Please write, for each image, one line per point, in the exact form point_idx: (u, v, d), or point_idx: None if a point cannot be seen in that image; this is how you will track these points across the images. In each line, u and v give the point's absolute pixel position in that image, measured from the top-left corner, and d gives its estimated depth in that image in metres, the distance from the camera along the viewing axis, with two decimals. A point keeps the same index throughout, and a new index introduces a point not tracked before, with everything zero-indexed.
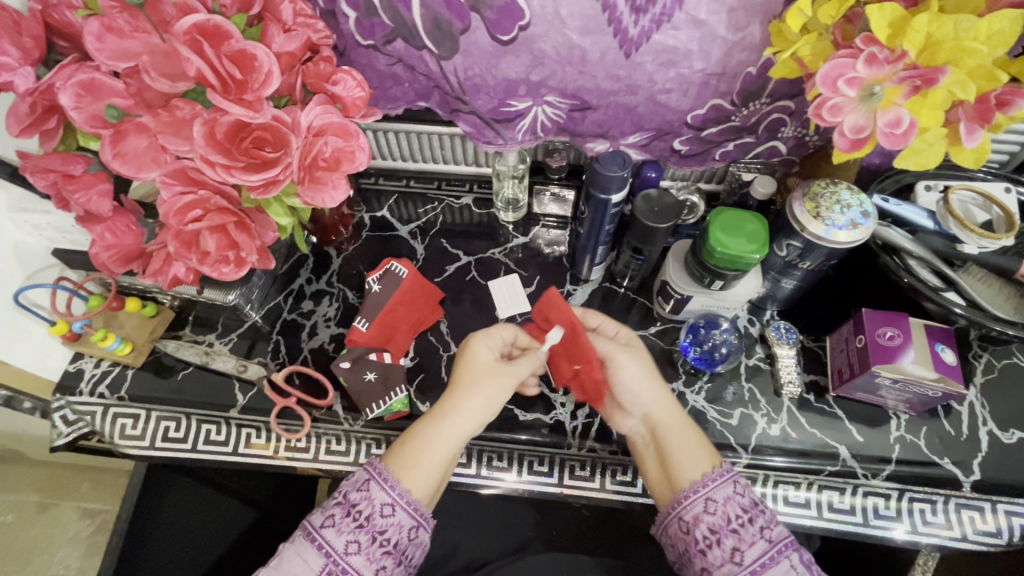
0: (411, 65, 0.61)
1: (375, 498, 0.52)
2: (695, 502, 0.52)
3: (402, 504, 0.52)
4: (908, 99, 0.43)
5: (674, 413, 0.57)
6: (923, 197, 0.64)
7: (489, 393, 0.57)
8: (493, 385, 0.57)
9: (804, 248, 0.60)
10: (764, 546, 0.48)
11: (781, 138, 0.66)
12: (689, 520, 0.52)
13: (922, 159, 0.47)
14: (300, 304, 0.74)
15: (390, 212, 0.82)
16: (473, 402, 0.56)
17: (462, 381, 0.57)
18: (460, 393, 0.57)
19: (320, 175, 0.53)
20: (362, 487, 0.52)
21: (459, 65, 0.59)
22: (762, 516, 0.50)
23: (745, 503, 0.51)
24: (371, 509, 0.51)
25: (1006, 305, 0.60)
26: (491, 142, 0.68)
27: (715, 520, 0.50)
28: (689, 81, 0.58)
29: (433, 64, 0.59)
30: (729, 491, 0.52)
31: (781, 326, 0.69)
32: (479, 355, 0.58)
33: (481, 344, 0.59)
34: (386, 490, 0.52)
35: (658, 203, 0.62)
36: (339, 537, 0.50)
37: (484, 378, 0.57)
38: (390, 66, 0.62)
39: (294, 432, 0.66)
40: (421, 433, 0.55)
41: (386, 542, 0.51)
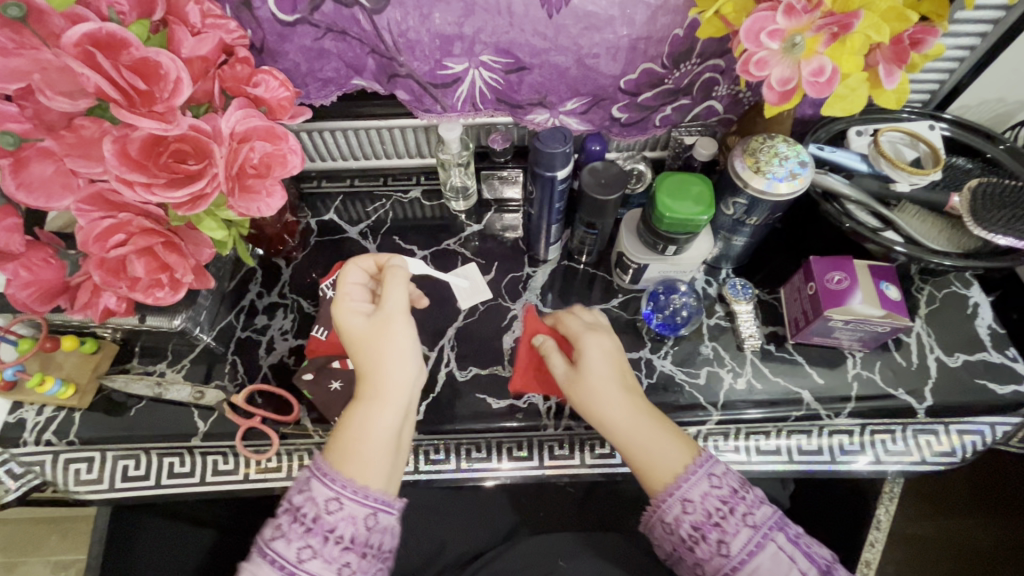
0: (342, 32, 0.58)
1: (319, 496, 0.49)
2: (672, 504, 0.51)
3: (349, 494, 0.50)
4: (828, 47, 0.44)
5: (642, 411, 0.55)
6: (855, 142, 0.66)
7: (381, 351, 0.55)
8: (387, 346, 0.55)
9: (750, 204, 0.61)
10: (748, 533, 0.49)
11: (716, 97, 0.66)
12: (671, 521, 0.51)
13: (848, 104, 0.48)
14: (253, 320, 0.71)
15: (338, 215, 0.80)
16: (378, 372, 0.54)
17: (359, 354, 0.55)
18: (364, 368, 0.55)
19: (251, 183, 0.50)
20: (305, 487, 0.50)
21: (392, 21, 0.56)
22: (739, 502, 0.50)
23: (723, 496, 0.50)
24: (317, 510, 0.49)
25: (940, 236, 0.63)
26: (429, 109, 0.66)
27: (694, 519, 0.50)
28: (616, 46, 0.58)
29: (365, 19, 0.56)
30: (705, 487, 0.50)
31: (736, 282, 0.70)
32: (351, 324, 0.56)
33: (347, 313, 0.57)
34: (328, 485, 0.50)
35: (604, 175, 0.62)
36: (291, 546, 0.48)
37: (374, 342, 0.55)
38: (318, 40, 0.58)
39: (263, 452, 0.65)
40: (351, 418, 0.53)
41: (342, 538, 0.48)
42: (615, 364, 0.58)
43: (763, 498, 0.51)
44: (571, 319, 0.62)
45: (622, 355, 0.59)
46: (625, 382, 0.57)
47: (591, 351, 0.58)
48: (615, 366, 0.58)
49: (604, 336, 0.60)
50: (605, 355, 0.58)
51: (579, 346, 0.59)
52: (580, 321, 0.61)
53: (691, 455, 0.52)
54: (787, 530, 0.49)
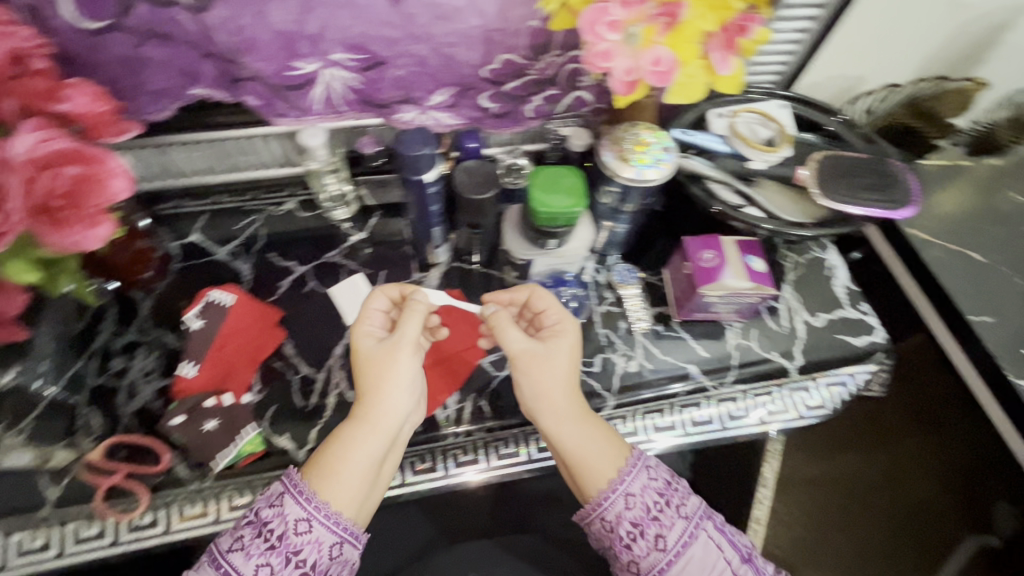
0: (166, 35, 0.52)
1: (290, 514, 0.48)
2: (617, 500, 0.51)
3: (320, 518, 0.49)
4: (665, 36, 0.45)
5: (589, 412, 0.56)
6: (714, 123, 0.69)
7: (387, 376, 0.54)
8: (397, 377, 0.54)
9: (622, 191, 0.63)
10: (682, 526, 0.50)
11: (583, 87, 0.67)
12: (612, 519, 0.51)
13: (691, 92, 0.49)
14: (108, 363, 0.63)
15: (203, 234, 0.73)
16: (380, 396, 0.53)
17: (363, 376, 0.55)
18: (366, 391, 0.54)
19: (62, 214, 0.44)
20: (275, 502, 0.49)
21: (222, 18, 0.51)
22: (676, 496, 0.52)
23: (660, 490, 0.52)
24: (284, 527, 0.48)
25: (794, 207, 0.67)
26: (284, 113, 0.62)
27: (635, 514, 0.51)
28: (471, 36, 0.57)
29: (190, 23, 0.51)
30: (643, 480, 0.52)
31: (622, 269, 0.73)
32: (362, 346, 0.56)
33: (362, 336, 0.57)
34: (301, 502, 0.49)
35: (477, 174, 0.61)
36: (249, 561, 0.46)
37: (381, 370, 0.54)
38: (138, 48, 0.52)
39: (131, 511, 0.57)
40: (337, 437, 0.53)
41: (302, 564, 0.48)
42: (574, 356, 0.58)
43: (690, 491, 0.53)
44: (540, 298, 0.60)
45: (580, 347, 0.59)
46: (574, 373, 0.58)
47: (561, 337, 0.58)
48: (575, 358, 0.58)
49: (566, 324, 0.59)
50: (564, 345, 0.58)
51: (551, 329, 0.59)
52: (559, 305, 0.60)
53: (625, 454, 0.54)
54: (714, 520, 0.52)
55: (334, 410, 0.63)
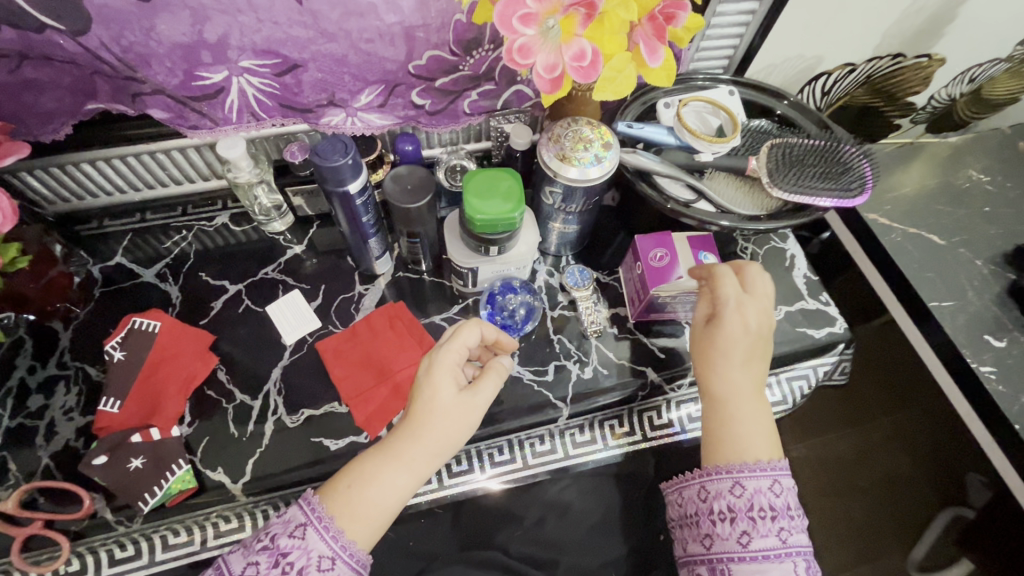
0: (45, 54, 0.48)
1: (313, 547, 0.44)
2: (724, 481, 0.49)
3: (345, 558, 0.44)
4: (586, 28, 0.41)
5: (756, 400, 0.53)
6: (664, 115, 0.66)
7: (447, 432, 0.48)
8: (445, 425, 0.48)
9: (565, 193, 0.59)
10: (776, 543, 0.46)
11: (522, 81, 0.63)
12: (711, 490, 0.50)
13: (619, 87, 0.45)
14: (25, 404, 0.59)
15: (126, 257, 0.68)
16: (427, 447, 0.47)
17: (418, 414, 0.48)
18: (416, 433, 0.47)
19: None
20: (297, 533, 0.44)
21: (106, 36, 0.47)
22: (787, 518, 0.47)
23: (776, 503, 0.48)
24: (306, 562, 0.43)
25: (744, 199, 0.65)
26: (197, 126, 0.58)
27: (736, 502, 0.48)
28: (389, 32, 0.53)
29: (69, 43, 0.47)
30: (767, 483, 0.48)
31: (575, 270, 0.69)
32: (442, 388, 0.48)
33: (444, 372, 0.49)
34: (327, 540, 0.44)
35: (408, 181, 0.57)
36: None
37: (442, 417, 0.48)
38: (16, 70, 0.48)
39: (52, 561, 0.54)
40: (360, 469, 0.47)
41: None
42: (750, 340, 0.53)
43: (805, 528, 0.48)
44: (726, 282, 0.54)
45: (768, 330, 0.54)
46: (751, 354, 0.54)
47: (732, 318, 0.53)
48: (746, 345, 0.53)
49: (762, 301, 0.54)
50: (751, 324, 0.53)
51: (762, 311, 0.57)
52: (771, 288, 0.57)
53: (772, 457, 0.50)
54: (808, 565, 0.47)
55: (272, 435, 0.59)
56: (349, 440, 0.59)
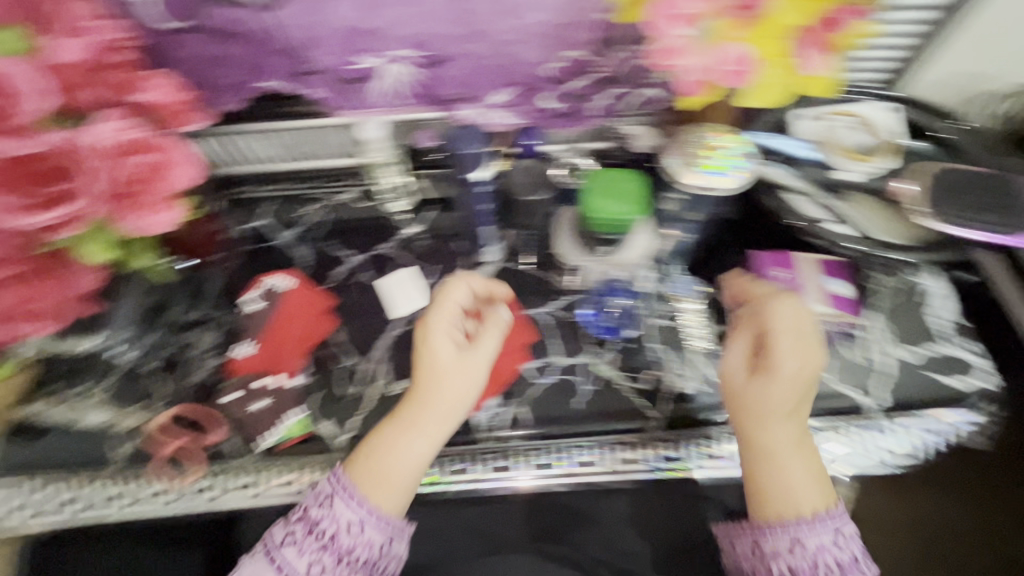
0: (241, 33, 0.55)
1: (340, 515, 0.52)
2: (780, 537, 0.50)
3: (372, 521, 0.52)
4: (745, 31, 0.42)
5: (797, 448, 0.53)
6: (798, 126, 0.61)
7: (450, 392, 0.55)
8: (452, 384, 0.55)
9: (686, 198, 0.59)
10: None
11: (654, 85, 0.63)
12: (767, 550, 0.51)
13: (770, 93, 0.45)
14: (179, 337, 0.68)
15: (267, 222, 0.75)
16: (436, 407, 0.55)
17: (424, 379, 0.56)
18: (421, 399, 0.55)
19: (138, 198, 0.48)
20: (325, 503, 0.53)
21: (295, 15, 0.54)
22: (855, 572, 0.49)
23: (841, 558, 0.50)
24: (336, 527, 0.52)
25: (881, 224, 0.60)
26: (346, 106, 0.63)
27: (797, 562, 0.49)
28: (532, 32, 0.56)
29: (263, 22, 0.54)
30: (823, 539, 0.50)
31: (683, 281, 0.67)
32: (440, 351, 0.56)
33: (440, 337, 0.56)
34: (351, 506, 0.52)
35: (533, 175, 0.67)
36: (301, 557, 0.51)
37: (447, 376, 0.55)
38: (214, 47, 0.56)
39: (186, 476, 0.62)
40: (383, 445, 0.54)
41: (355, 560, 0.51)
42: (795, 387, 0.52)
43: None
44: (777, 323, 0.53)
45: (816, 376, 0.53)
46: (796, 404, 0.53)
47: (784, 376, 0.52)
48: (790, 394, 0.52)
49: (807, 351, 0.53)
50: (795, 379, 0.52)
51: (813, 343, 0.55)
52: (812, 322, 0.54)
53: (822, 502, 0.51)
54: None
55: (377, 401, 0.64)
56: None
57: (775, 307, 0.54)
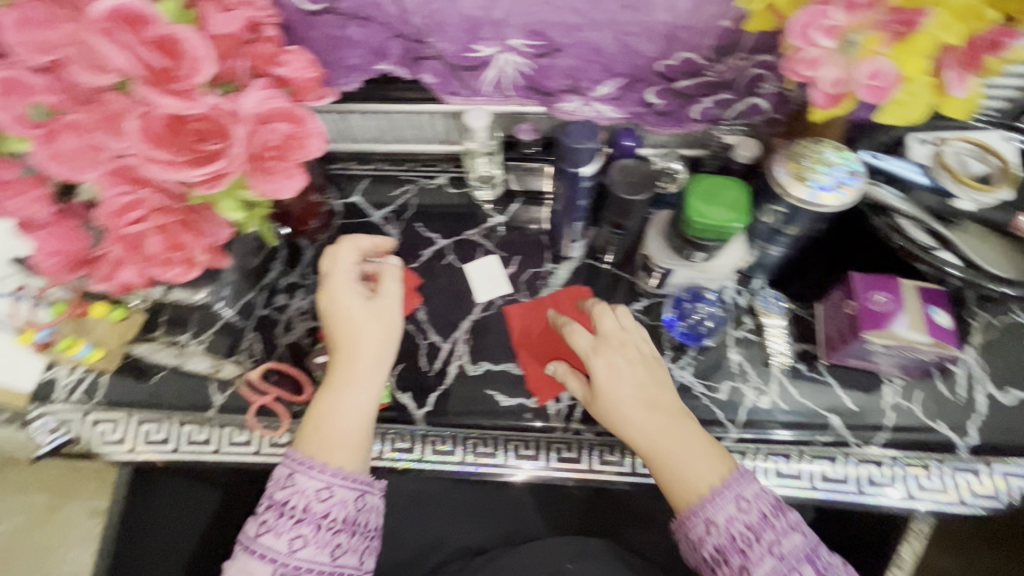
0: (367, 16, 0.58)
1: (305, 489, 0.52)
2: (698, 524, 0.50)
3: (338, 483, 0.53)
4: (890, 47, 0.40)
5: (679, 428, 0.54)
6: (916, 150, 0.60)
7: (372, 342, 0.57)
8: (368, 335, 0.57)
9: (790, 213, 0.57)
10: (773, 564, 0.47)
11: (761, 94, 0.62)
12: (695, 539, 0.50)
13: (908, 113, 0.43)
14: (273, 298, 0.72)
15: (363, 199, 0.79)
16: (364, 361, 0.56)
17: (345, 338, 0.57)
18: (347, 357, 0.56)
19: (270, 164, 0.50)
20: (287, 483, 0.52)
21: (419, 2, 0.56)
22: (770, 532, 0.48)
23: (752, 522, 0.49)
24: (306, 500, 0.52)
25: (1001, 259, 0.58)
26: (456, 93, 0.65)
27: (719, 541, 0.49)
28: (654, 31, 0.55)
29: (391, 5, 0.56)
30: (730, 511, 0.49)
31: (769, 296, 0.67)
32: (348, 306, 0.57)
33: (345, 294, 0.58)
34: (314, 475, 0.52)
35: (634, 174, 0.59)
36: (280, 539, 0.51)
37: (360, 329, 0.57)
38: (342, 28, 0.59)
39: (275, 429, 0.65)
40: (320, 411, 0.55)
41: (334, 523, 0.52)
42: (634, 375, 0.56)
43: (796, 531, 0.48)
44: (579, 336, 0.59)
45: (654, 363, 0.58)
46: (648, 396, 0.56)
47: (602, 375, 0.56)
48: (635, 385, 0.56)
49: (630, 348, 0.58)
50: (617, 376, 0.56)
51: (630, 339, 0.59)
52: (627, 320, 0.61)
53: (721, 475, 0.51)
54: (817, 563, 0.48)
55: (455, 378, 0.66)
56: (522, 397, 0.65)
57: (618, 310, 0.61)
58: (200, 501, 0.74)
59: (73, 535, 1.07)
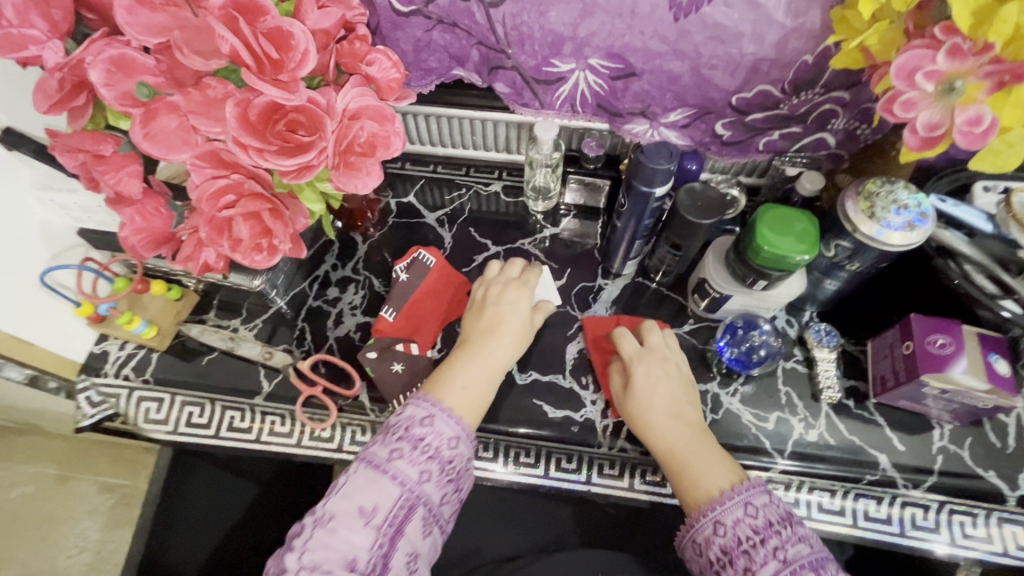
0: (454, 22, 0.58)
1: (442, 432, 0.53)
2: (705, 525, 0.50)
3: (465, 440, 0.55)
4: (990, 95, 0.40)
5: (703, 440, 0.56)
6: (980, 198, 0.60)
7: (522, 341, 0.64)
8: (521, 334, 0.64)
9: (854, 249, 0.58)
10: (777, 567, 0.46)
11: (831, 130, 0.63)
12: (702, 542, 0.50)
13: (1002, 161, 0.43)
14: (325, 291, 0.72)
15: (417, 199, 0.80)
16: (507, 347, 0.62)
17: (503, 327, 0.63)
18: (497, 338, 0.62)
19: (354, 160, 0.51)
20: (426, 421, 0.53)
21: (507, 14, 0.56)
22: (774, 536, 0.47)
23: (757, 524, 0.48)
24: (439, 442, 0.53)
25: None
26: (527, 105, 0.66)
27: (726, 543, 0.49)
28: (738, 62, 0.56)
29: (479, 14, 0.57)
30: (737, 513, 0.49)
31: (821, 329, 0.66)
32: (517, 306, 0.65)
33: (515, 297, 0.66)
34: (450, 424, 0.54)
35: (701, 198, 0.59)
36: (413, 468, 0.51)
37: (519, 327, 0.64)
38: (427, 31, 0.60)
39: (320, 421, 0.66)
40: (457, 370, 0.59)
41: (451, 471, 0.53)
42: (669, 389, 0.60)
43: (803, 539, 0.47)
44: (625, 343, 0.63)
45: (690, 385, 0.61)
46: (675, 409, 0.59)
47: (639, 381, 0.60)
48: (668, 396, 0.59)
49: (670, 363, 0.62)
50: (654, 382, 0.60)
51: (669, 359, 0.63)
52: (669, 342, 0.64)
53: (732, 482, 0.52)
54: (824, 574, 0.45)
55: (502, 385, 0.66)
56: (569, 410, 0.65)
57: (666, 332, 0.65)
58: (238, 491, 0.79)
59: (81, 509, 0.94)
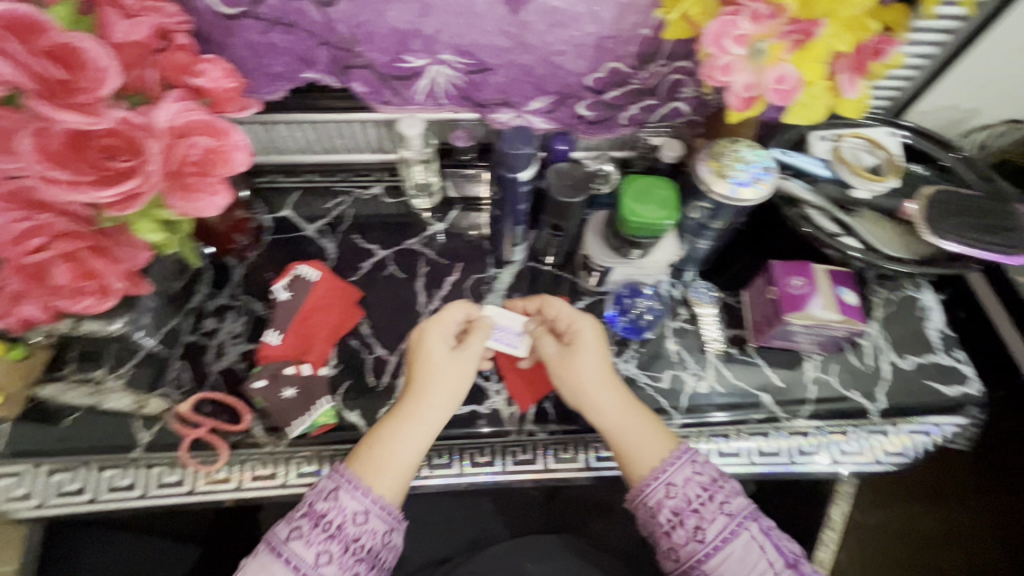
0: (291, 22, 0.55)
1: (346, 506, 0.51)
2: (656, 487, 0.54)
3: (376, 510, 0.52)
4: (792, 54, 0.44)
5: (635, 408, 0.58)
6: (817, 145, 0.66)
7: (444, 386, 0.57)
8: (443, 383, 0.58)
9: (714, 208, 0.61)
10: (724, 523, 0.52)
11: (682, 98, 0.66)
12: (653, 505, 0.54)
13: (810, 112, 0.48)
14: (201, 323, 0.67)
15: (294, 212, 0.76)
16: (431, 400, 0.57)
17: (420, 377, 0.57)
18: (417, 392, 0.57)
19: (191, 181, 0.47)
20: (330, 496, 0.52)
21: (346, 12, 0.54)
22: (720, 492, 0.53)
23: (704, 482, 0.54)
24: (342, 517, 0.51)
25: (898, 242, 0.64)
26: (388, 102, 0.64)
27: (676, 504, 0.53)
28: (583, 44, 0.57)
29: (315, 12, 0.54)
30: (688, 473, 0.54)
31: (700, 287, 0.72)
32: (435, 351, 0.58)
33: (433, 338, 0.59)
34: (357, 496, 0.52)
35: (570, 177, 0.60)
36: (309, 549, 0.49)
37: (441, 376, 0.58)
38: (265, 34, 0.56)
39: (211, 464, 0.61)
40: (379, 436, 0.55)
41: (360, 549, 0.51)
42: (598, 364, 0.60)
43: (740, 491, 0.54)
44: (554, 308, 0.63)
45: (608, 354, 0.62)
46: (609, 376, 0.59)
47: (574, 358, 0.59)
48: (597, 368, 0.59)
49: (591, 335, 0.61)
50: (592, 358, 0.59)
51: (571, 332, 0.62)
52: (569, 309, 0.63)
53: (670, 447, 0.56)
54: (760, 521, 0.53)
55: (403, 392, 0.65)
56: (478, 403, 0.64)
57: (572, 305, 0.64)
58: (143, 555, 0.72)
59: None
